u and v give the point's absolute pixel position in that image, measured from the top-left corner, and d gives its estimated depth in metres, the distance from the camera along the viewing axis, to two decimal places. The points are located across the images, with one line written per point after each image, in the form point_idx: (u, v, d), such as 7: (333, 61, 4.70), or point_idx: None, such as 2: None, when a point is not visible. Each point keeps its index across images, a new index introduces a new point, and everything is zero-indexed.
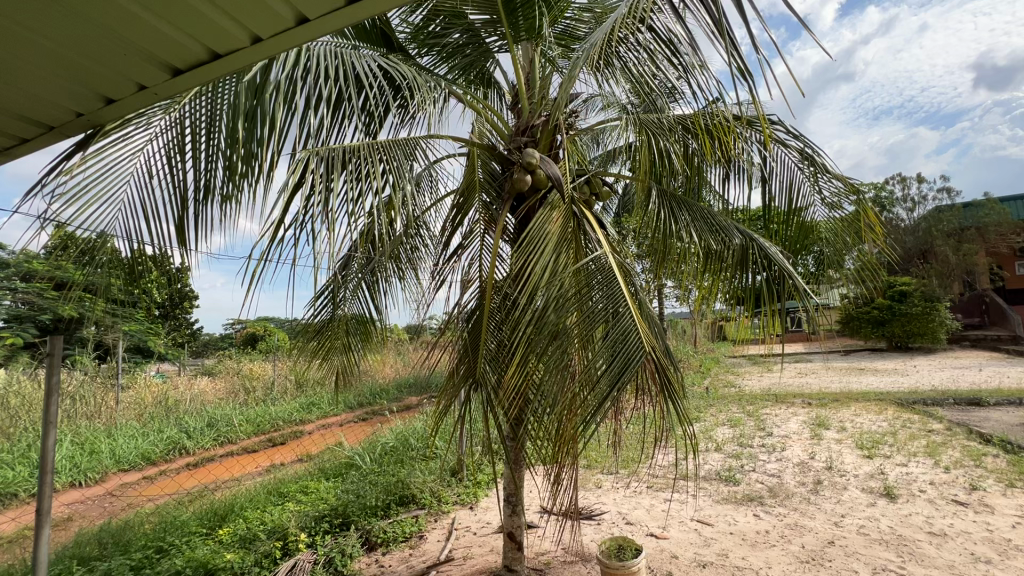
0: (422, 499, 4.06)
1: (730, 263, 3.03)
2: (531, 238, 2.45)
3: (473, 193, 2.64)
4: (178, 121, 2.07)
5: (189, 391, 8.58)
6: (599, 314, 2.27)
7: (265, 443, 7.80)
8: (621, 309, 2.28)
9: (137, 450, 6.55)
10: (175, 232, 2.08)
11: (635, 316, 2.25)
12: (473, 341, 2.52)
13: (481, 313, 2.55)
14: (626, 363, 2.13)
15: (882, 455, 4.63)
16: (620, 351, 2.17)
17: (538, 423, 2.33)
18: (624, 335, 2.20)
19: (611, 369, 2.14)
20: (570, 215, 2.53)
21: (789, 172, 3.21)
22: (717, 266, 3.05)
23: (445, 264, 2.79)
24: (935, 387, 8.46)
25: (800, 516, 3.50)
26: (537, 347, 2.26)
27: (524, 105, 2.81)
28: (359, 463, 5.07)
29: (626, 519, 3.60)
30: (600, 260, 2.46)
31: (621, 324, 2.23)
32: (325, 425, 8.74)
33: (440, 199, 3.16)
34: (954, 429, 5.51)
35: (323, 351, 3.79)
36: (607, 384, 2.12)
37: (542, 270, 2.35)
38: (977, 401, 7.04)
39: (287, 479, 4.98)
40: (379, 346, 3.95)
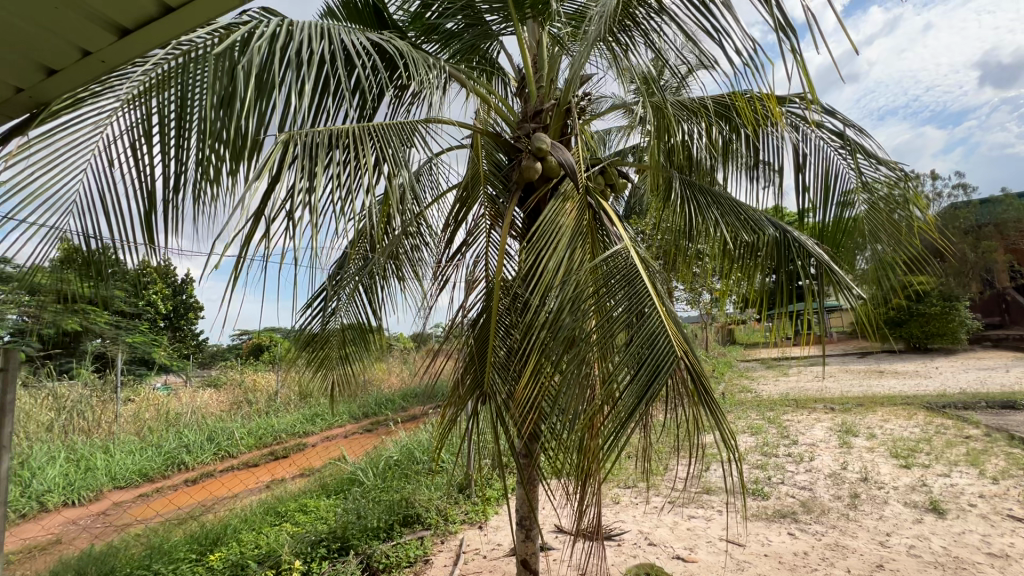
0: (428, 519, 3.80)
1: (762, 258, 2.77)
2: (543, 232, 2.20)
3: (477, 185, 2.42)
4: (144, 105, 1.84)
5: (190, 403, 8.40)
6: (621, 316, 2.01)
7: (268, 456, 7.56)
8: (646, 310, 2.02)
9: (133, 466, 6.33)
10: (144, 231, 1.86)
11: (662, 318, 1.99)
12: (479, 348, 2.27)
13: (488, 316, 2.29)
14: (656, 369, 1.86)
15: (920, 465, 4.32)
16: (647, 356, 1.91)
17: (556, 440, 2.07)
18: (652, 338, 1.94)
19: (639, 377, 1.87)
20: (586, 207, 2.29)
21: (824, 159, 2.93)
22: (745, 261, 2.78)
23: (448, 263, 2.56)
24: (963, 390, 8.10)
25: (840, 534, 3.20)
26: (552, 352, 2.01)
27: (531, 89, 2.56)
28: (361, 479, 4.81)
29: (649, 540, 3.32)
30: (621, 255, 2.21)
31: (647, 327, 1.97)
32: (329, 437, 8.50)
33: (441, 194, 2.93)
34: (993, 435, 5.17)
35: (322, 362, 3.61)
36: (634, 394, 1.85)
37: (555, 267, 2.12)
38: (1011, 404, 6.70)
39: (286, 497, 4.73)
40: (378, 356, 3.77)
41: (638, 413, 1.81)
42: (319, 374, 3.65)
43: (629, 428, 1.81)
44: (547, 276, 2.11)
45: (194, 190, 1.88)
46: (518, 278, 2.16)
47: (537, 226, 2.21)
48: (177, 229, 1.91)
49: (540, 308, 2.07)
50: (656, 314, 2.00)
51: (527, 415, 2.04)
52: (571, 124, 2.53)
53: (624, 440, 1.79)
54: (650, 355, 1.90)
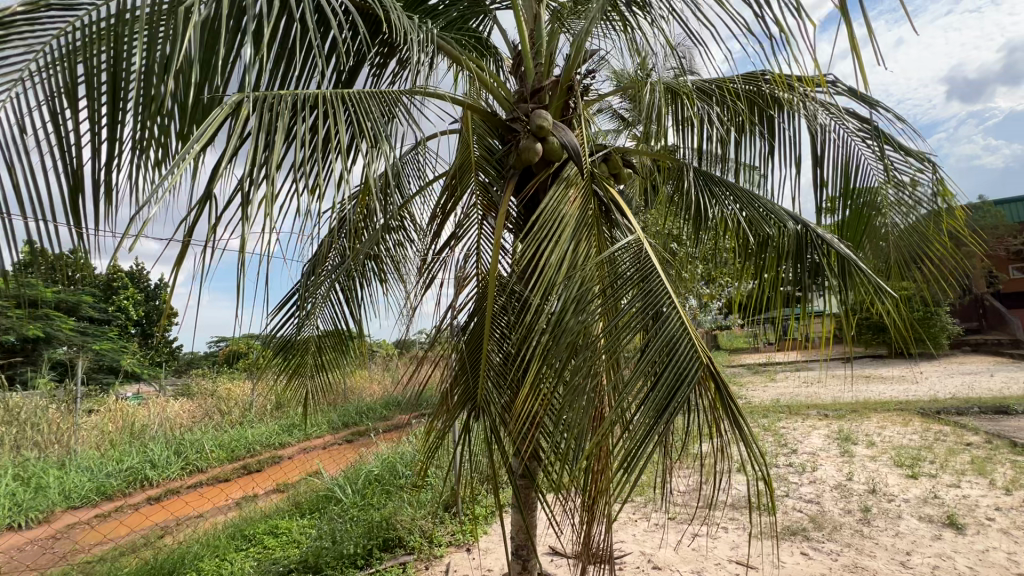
0: (410, 542, 3.46)
1: (781, 254, 2.52)
2: (545, 221, 1.93)
3: (467, 172, 2.17)
4: (66, 63, 1.50)
5: (157, 414, 7.90)
6: (636, 318, 1.74)
7: (240, 470, 7.11)
8: (664, 310, 1.76)
9: (90, 484, 5.83)
10: (69, 217, 1.53)
11: (683, 319, 1.73)
12: (471, 355, 1.97)
13: (482, 319, 1.99)
14: (678, 377, 1.60)
15: (927, 474, 4.14)
16: (668, 363, 1.65)
17: (558, 460, 1.78)
18: (672, 343, 1.68)
19: (659, 387, 1.60)
20: (591, 194, 2.03)
21: (844, 145, 2.78)
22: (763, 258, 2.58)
23: (435, 258, 2.27)
24: (953, 395, 8.06)
25: (857, 554, 2.97)
26: (556, 359, 1.73)
27: (527, 66, 2.29)
28: (338, 496, 4.44)
29: (653, 563, 3.06)
30: (632, 248, 1.95)
31: (665, 331, 1.70)
32: (306, 449, 8.07)
33: (427, 183, 2.65)
34: (994, 442, 5.05)
35: (292, 371, 3.31)
36: (654, 408, 1.57)
37: (558, 260, 1.86)
38: (1003, 409, 6.63)
39: (256, 516, 4.34)
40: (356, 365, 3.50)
41: (659, 431, 1.53)
42: (292, 383, 3.33)
43: (650, 448, 1.53)
44: (550, 272, 1.83)
45: (131, 166, 1.56)
46: (516, 275, 1.87)
47: (537, 215, 1.94)
48: (111, 214, 1.59)
49: (542, 309, 1.79)
50: (677, 314, 1.74)
51: (529, 436, 1.73)
52: (574, 104, 2.27)
53: (642, 466, 1.50)
54: (670, 362, 1.64)
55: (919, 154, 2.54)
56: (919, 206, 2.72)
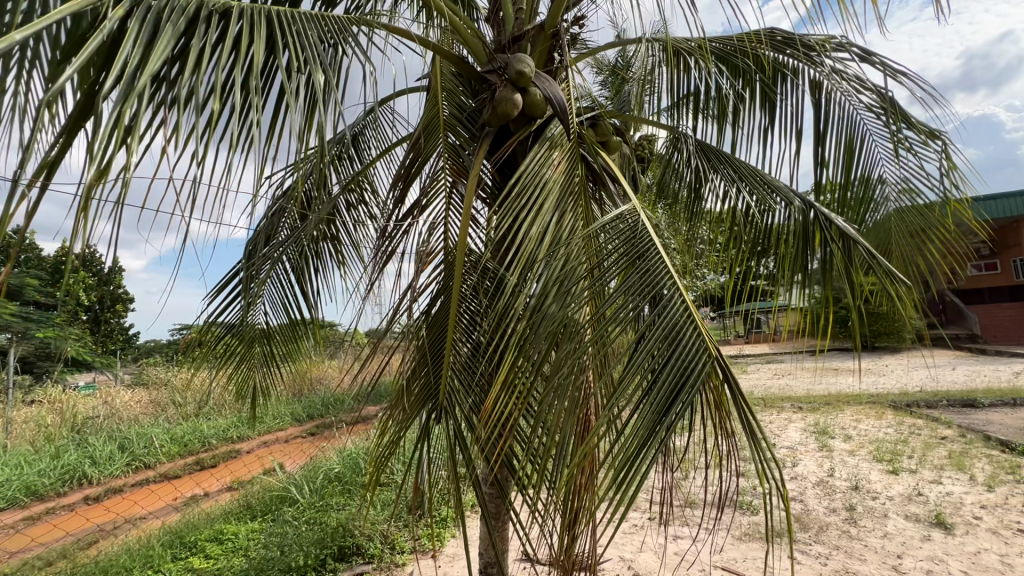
0: (369, 550, 3.15)
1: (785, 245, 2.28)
2: (524, 186, 1.63)
3: (435, 132, 1.89)
4: None
5: (103, 405, 7.30)
6: (632, 302, 1.45)
7: (193, 466, 6.63)
8: (664, 293, 1.49)
9: (18, 483, 5.28)
10: None
11: (688, 304, 1.46)
12: (434, 345, 1.64)
13: (447, 300, 1.65)
14: (683, 371, 1.33)
15: (908, 470, 4.06)
16: (670, 356, 1.37)
17: (534, 470, 1.48)
18: (675, 333, 1.41)
19: (659, 386, 1.32)
20: (578, 158, 1.75)
21: (849, 123, 2.58)
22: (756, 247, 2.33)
23: (396, 228, 1.94)
24: (921, 388, 8.17)
25: (846, 558, 2.80)
26: (536, 349, 1.43)
27: (507, 11, 1.97)
28: (294, 497, 4.06)
29: (633, 570, 2.84)
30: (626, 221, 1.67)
31: (667, 317, 1.43)
32: (266, 442, 7.63)
33: (389, 146, 2.33)
34: (967, 436, 5.04)
35: (237, 353, 3.18)
36: (654, 408, 1.30)
37: (538, 234, 1.57)
38: (971, 403, 6.71)
39: (200, 519, 3.94)
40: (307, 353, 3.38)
41: (660, 436, 1.26)
42: (235, 372, 3.21)
43: (649, 458, 1.24)
44: (529, 246, 1.55)
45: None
46: (487, 250, 1.55)
47: (515, 179, 1.63)
48: None
49: (517, 291, 1.49)
50: (680, 299, 1.47)
51: (500, 446, 1.40)
52: (560, 56, 1.99)
53: (638, 480, 1.23)
54: (672, 354, 1.37)
55: (935, 136, 2.37)
56: (925, 192, 2.59)
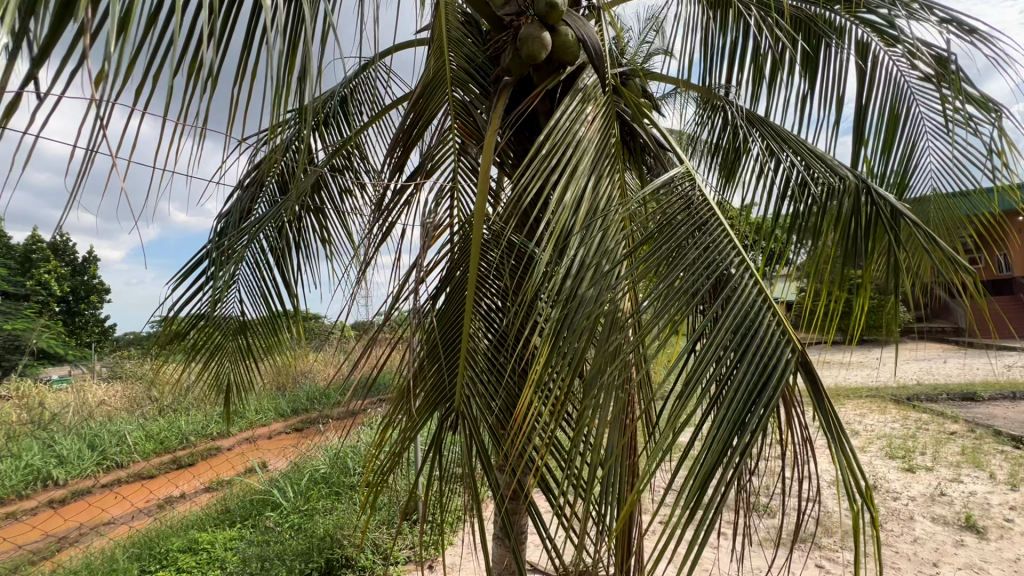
0: (360, 562, 2.87)
1: (840, 212, 1.80)
2: (555, 144, 1.35)
3: (443, 85, 1.61)
4: None
5: (73, 400, 6.86)
6: (691, 286, 1.18)
7: (169, 465, 6.26)
8: (729, 274, 1.22)
9: None
10: None
11: (761, 288, 1.19)
12: (445, 339, 1.35)
13: (458, 283, 1.36)
14: (760, 373, 1.07)
15: (924, 467, 3.90)
16: (744, 353, 1.11)
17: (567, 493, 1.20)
18: (746, 326, 1.14)
19: (732, 390, 1.06)
20: (613, 115, 1.48)
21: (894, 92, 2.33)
22: (806, 218, 1.86)
23: (395, 198, 1.65)
24: (917, 381, 8.11)
25: (877, 566, 2.60)
26: (578, 342, 1.15)
27: None
28: (276, 500, 3.76)
29: None
30: (675, 188, 1.38)
31: (737, 305, 1.16)
32: (248, 439, 7.27)
33: (383, 109, 2.03)
34: (976, 431, 4.92)
35: (210, 346, 2.91)
36: (728, 418, 1.03)
37: (571, 201, 1.29)
38: (971, 396, 6.63)
39: (172, 526, 3.61)
40: (289, 343, 3.07)
41: (737, 455, 0.99)
42: (206, 365, 2.93)
43: (725, 482, 0.98)
44: (565, 215, 1.28)
45: None
46: (513, 220, 1.26)
47: (544, 136, 1.35)
48: None
49: (551, 271, 1.21)
50: (750, 284, 1.20)
51: (531, 462, 1.13)
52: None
53: (711, 512, 0.97)
54: (745, 353, 1.10)
55: (993, 107, 2.13)
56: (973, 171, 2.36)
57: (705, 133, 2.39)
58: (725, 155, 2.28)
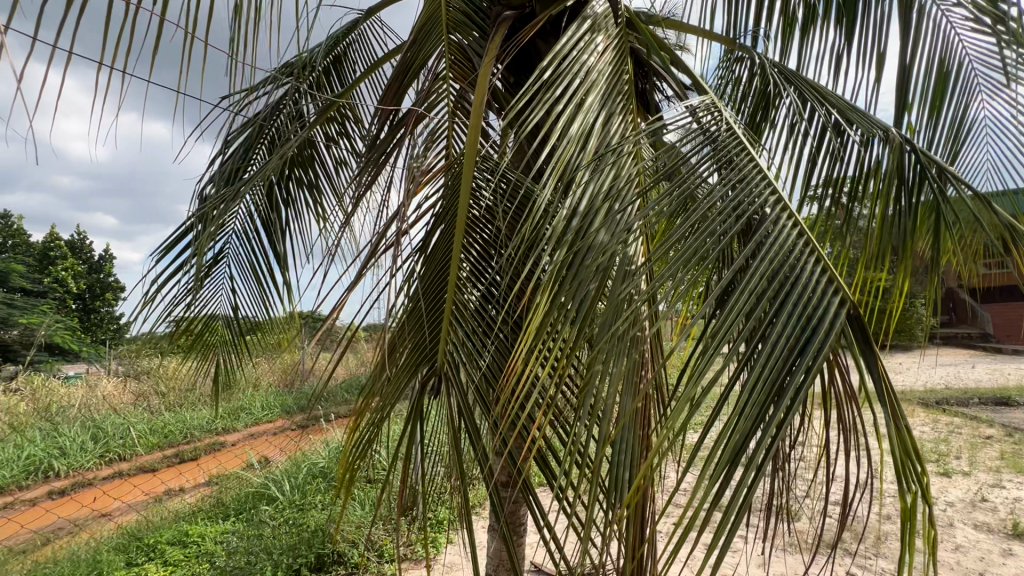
0: (353, 559, 2.71)
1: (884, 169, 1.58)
2: (557, 72, 1.17)
3: (439, 24, 1.45)
4: None
5: (79, 392, 6.81)
6: (717, 227, 0.98)
7: (172, 459, 6.16)
8: (765, 214, 1.01)
9: None
10: None
11: (804, 230, 0.99)
12: (432, 296, 1.18)
13: (447, 232, 1.18)
14: (803, 326, 0.86)
15: (960, 471, 3.63)
16: (782, 304, 0.90)
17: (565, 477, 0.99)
18: (785, 273, 0.93)
19: (769, 347, 0.85)
20: (625, 48, 1.31)
21: None
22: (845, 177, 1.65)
23: (383, 149, 1.47)
24: (946, 386, 7.76)
25: None
26: (579, 288, 0.97)
27: None
28: (272, 494, 3.60)
29: None
30: (698, 122, 1.18)
31: (773, 249, 0.95)
32: (253, 434, 7.17)
33: (375, 63, 1.90)
34: (1014, 436, 4.62)
35: (200, 342, 2.96)
36: (763, 382, 0.82)
37: (573, 133, 1.11)
38: (1005, 401, 6.29)
39: (164, 518, 3.48)
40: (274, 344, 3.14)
41: (775, 425, 0.78)
42: (195, 358, 3.03)
43: (759, 459, 0.76)
44: (567, 149, 1.10)
45: None
46: (508, 152, 1.07)
47: (546, 63, 1.18)
48: None
49: (550, 211, 1.03)
50: (785, 225, 0.99)
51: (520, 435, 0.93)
52: None
53: (740, 497, 0.76)
54: (784, 303, 0.89)
55: None
56: None
57: (732, 92, 2.18)
58: (752, 114, 2.07)
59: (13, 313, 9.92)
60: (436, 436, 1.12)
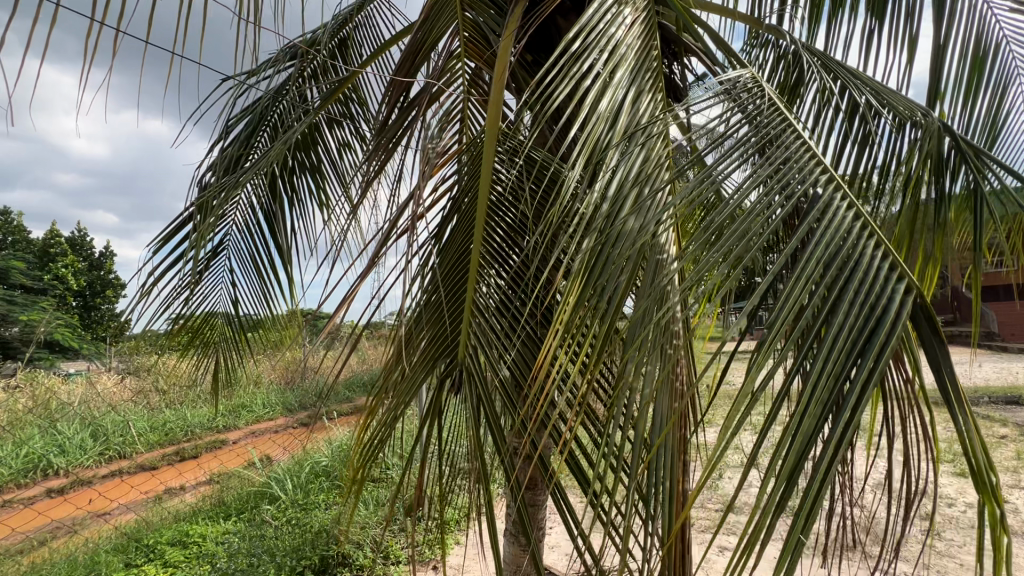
0: (358, 560, 2.64)
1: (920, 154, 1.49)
2: (584, 45, 1.09)
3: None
4: None
5: (78, 389, 6.73)
6: (764, 211, 0.90)
7: (172, 457, 6.09)
8: (814, 198, 0.93)
9: None
10: None
11: (858, 215, 0.90)
12: (449, 285, 1.10)
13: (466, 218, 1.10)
14: (865, 318, 0.78)
15: (978, 471, 3.55)
16: (840, 294, 0.82)
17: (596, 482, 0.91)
18: (842, 260, 0.85)
19: (829, 342, 0.77)
20: (654, 23, 1.23)
21: None
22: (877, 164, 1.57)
23: (394, 131, 1.39)
24: (954, 385, 7.68)
25: None
26: (616, 275, 0.89)
27: None
28: (274, 493, 3.53)
29: None
30: (735, 100, 1.10)
31: (827, 235, 0.87)
32: (255, 433, 7.09)
33: (384, 46, 1.81)
34: None
35: (200, 337, 2.90)
36: (824, 378, 0.74)
37: (604, 111, 1.03)
38: (1016, 400, 6.21)
39: (165, 518, 3.41)
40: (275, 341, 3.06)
41: (840, 427, 0.70)
42: (194, 354, 2.95)
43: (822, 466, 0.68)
44: (597, 128, 1.02)
45: None
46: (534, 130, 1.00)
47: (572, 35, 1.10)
48: None
49: (580, 193, 0.96)
50: (840, 208, 0.92)
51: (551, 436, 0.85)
52: None
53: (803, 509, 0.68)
54: (846, 293, 0.81)
55: None
56: None
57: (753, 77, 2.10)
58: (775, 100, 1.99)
59: (13, 311, 9.83)
60: (454, 435, 1.04)
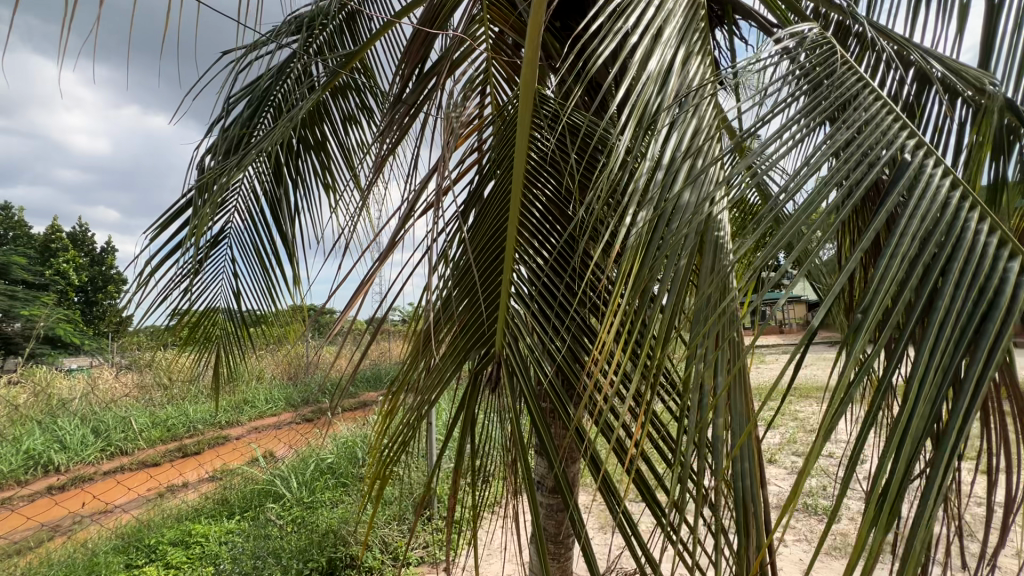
0: (366, 561, 2.54)
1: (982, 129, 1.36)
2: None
3: None
4: None
5: (79, 385, 6.63)
6: (843, 177, 0.77)
7: (174, 453, 6.00)
8: (901, 163, 0.80)
9: None
10: None
11: (955, 182, 0.77)
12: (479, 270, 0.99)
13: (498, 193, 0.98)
14: (977, 301, 0.64)
15: None
16: (941, 274, 0.68)
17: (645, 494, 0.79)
18: (940, 234, 0.72)
19: (935, 330, 0.63)
20: None
21: None
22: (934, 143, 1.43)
23: (412, 102, 1.26)
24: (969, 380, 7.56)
25: None
26: (675, 252, 0.77)
27: None
28: (278, 491, 3.45)
29: None
30: (799, 59, 0.97)
31: (920, 207, 0.74)
32: (258, 428, 6.99)
33: (393, 17, 1.68)
34: None
35: (200, 331, 2.78)
36: (931, 374, 0.60)
37: (649, 71, 0.92)
38: None
39: (167, 516, 3.31)
40: (279, 335, 2.95)
41: (959, 436, 0.56)
42: (195, 348, 2.84)
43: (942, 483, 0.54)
44: (646, 90, 0.91)
45: None
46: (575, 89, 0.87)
47: None
48: None
49: (629, 161, 0.84)
50: (932, 176, 0.78)
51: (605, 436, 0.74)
52: None
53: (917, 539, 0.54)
54: (948, 271, 0.67)
55: None
56: None
57: None
58: None
59: (13, 307, 9.73)
60: (485, 437, 0.93)
